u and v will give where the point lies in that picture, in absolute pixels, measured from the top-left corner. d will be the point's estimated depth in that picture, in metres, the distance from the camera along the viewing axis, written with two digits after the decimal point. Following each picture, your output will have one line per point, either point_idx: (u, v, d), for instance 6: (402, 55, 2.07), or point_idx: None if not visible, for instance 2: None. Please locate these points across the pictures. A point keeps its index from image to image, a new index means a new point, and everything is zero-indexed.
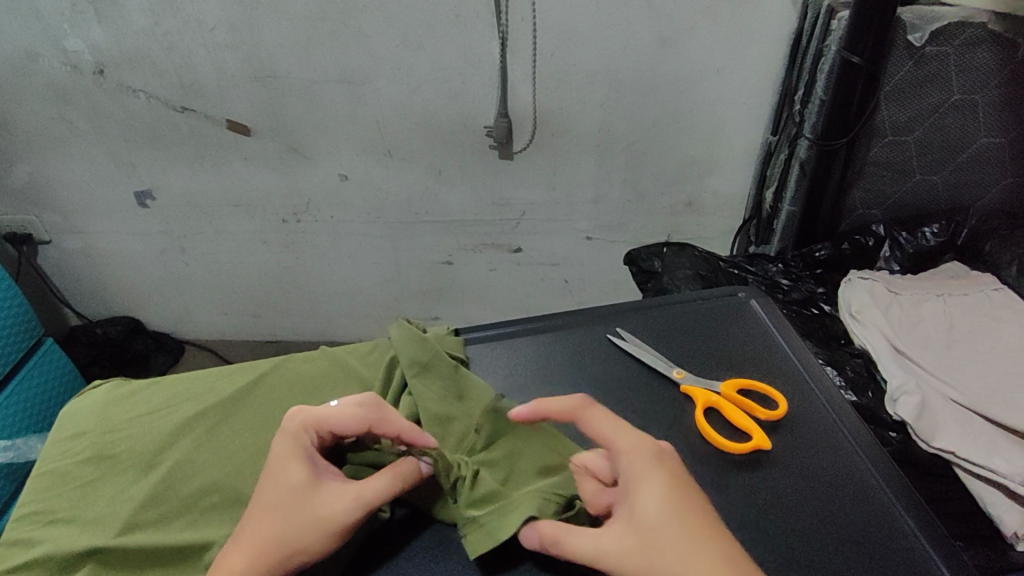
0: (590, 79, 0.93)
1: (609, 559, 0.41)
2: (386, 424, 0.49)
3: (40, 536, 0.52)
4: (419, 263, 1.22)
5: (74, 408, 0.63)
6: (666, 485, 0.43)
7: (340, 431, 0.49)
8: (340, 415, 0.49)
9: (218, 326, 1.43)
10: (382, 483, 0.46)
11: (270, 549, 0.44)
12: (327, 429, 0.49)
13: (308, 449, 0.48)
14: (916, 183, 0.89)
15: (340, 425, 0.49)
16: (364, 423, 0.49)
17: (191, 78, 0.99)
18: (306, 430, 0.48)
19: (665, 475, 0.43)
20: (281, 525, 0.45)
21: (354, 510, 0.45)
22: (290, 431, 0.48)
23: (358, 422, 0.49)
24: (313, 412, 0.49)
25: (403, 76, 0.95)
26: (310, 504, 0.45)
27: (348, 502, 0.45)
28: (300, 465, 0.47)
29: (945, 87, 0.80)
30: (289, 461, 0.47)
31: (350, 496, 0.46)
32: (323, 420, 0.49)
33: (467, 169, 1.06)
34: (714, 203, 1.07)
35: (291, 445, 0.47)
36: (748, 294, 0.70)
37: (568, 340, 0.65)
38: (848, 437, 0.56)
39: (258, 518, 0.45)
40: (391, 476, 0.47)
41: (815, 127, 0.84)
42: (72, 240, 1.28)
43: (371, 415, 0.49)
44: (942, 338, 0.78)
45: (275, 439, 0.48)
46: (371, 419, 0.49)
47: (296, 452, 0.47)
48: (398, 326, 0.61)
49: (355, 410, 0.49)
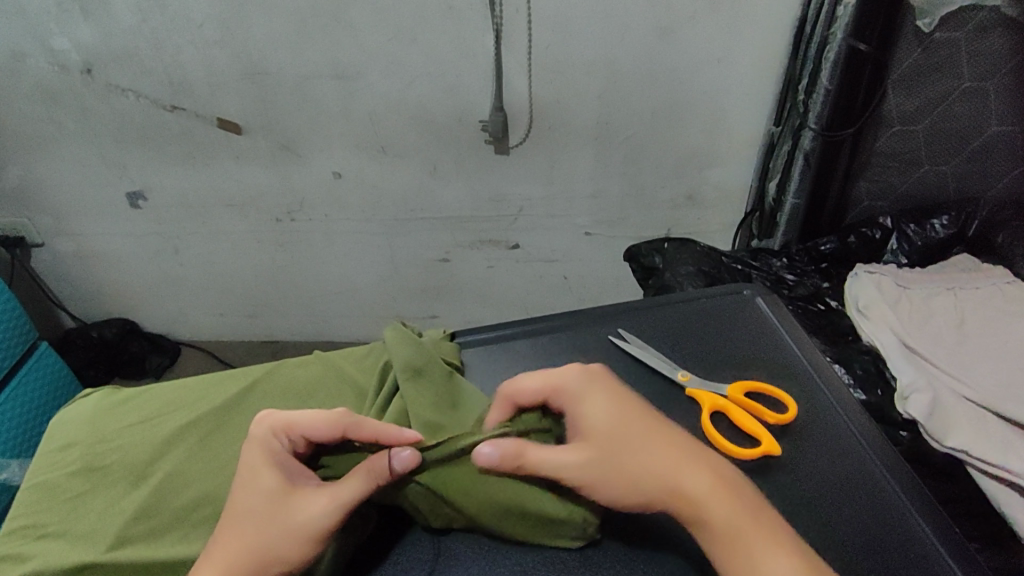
0: (588, 70, 0.91)
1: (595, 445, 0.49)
2: (360, 427, 0.47)
3: (30, 551, 0.50)
4: (416, 262, 1.20)
5: (62, 418, 0.61)
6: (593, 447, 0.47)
7: (313, 437, 0.47)
8: (313, 420, 0.47)
9: (215, 327, 1.41)
10: (354, 482, 0.44)
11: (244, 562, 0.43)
12: (298, 434, 0.47)
13: (278, 455, 0.46)
14: (923, 173, 0.87)
15: (311, 431, 0.47)
16: (335, 427, 0.46)
17: (180, 75, 0.97)
18: (275, 435, 0.47)
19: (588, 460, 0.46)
20: (252, 536, 0.44)
21: (328, 513, 0.43)
22: (259, 436, 0.47)
23: (330, 428, 0.46)
24: (283, 417, 0.48)
25: (396, 70, 0.93)
26: (284, 510, 0.44)
27: (317, 509, 0.44)
28: (271, 471, 0.45)
29: (955, 74, 0.78)
30: (259, 469, 0.45)
31: (318, 502, 0.44)
32: (293, 425, 0.47)
33: (464, 165, 1.03)
34: (716, 196, 1.05)
35: (261, 452, 0.46)
36: (753, 292, 0.68)
37: (567, 342, 0.63)
38: (860, 441, 0.53)
39: (232, 526, 0.44)
40: (358, 473, 0.44)
41: (820, 117, 0.82)
42: (64, 243, 1.25)
43: (345, 421, 0.47)
44: (953, 332, 0.76)
45: (246, 446, 0.47)
46: (344, 424, 0.46)
47: (266, 459, 0.46)
48: (393, 330, 0.59)
49: (328, 416, 0.47)
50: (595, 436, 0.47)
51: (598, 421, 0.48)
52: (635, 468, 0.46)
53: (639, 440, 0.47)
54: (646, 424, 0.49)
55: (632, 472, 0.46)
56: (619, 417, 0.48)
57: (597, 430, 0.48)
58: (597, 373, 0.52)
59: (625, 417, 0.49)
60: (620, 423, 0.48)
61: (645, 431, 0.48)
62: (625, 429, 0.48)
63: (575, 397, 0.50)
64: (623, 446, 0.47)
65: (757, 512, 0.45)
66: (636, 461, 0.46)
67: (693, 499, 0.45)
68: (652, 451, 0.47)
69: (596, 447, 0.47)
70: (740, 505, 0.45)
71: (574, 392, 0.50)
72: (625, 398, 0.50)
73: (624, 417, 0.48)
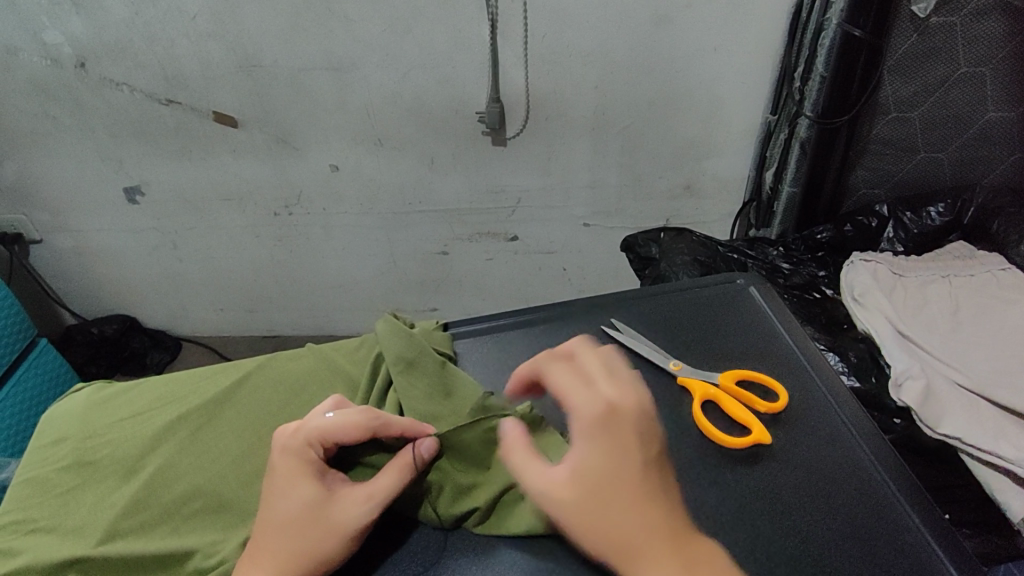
0: (583, 60, 0.90)
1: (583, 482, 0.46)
2: (389, 427, 0.48)
3: (22, 544, 0.50)
4: (414, 254, 1.20)
5: (54, 414, 0.61)
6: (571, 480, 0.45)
7: (345, 442, 0.47)
8: (345, 426, 0.47)
9: (215, 322, 1.42)
10: (390, 477, 0.46)
11: (292, 565, 0.43)
12: (331, 441, 0.47)
13: (314, 463, 0.46)
14: (920, 160, 0.86)
15: (343, 437, 0.47)
16: (366, 431, 0.47)
17: (174, 69, 0.97)
18: (310, 444, 0.47)
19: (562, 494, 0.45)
20: (297, 540, 0.44)
21: (370, 510, 0.45)
22: (293, 447, 0.46)
23: (362, 432, 0.47)
24: (314, 426, 0.47)
25: (391, 62, 0.93)
26: (325, 514, 0.44)
27: (360, 508, 0.45)
28: (308, 479, 0.46)
29: (951, 59, 0.77)
30: (295, 477, 0.46)
31: (361, 501, 0.45)
32: (327, 433, 0.47)
33: (460, 157, 1.03)
34: (713, 186, 1.05)
35: (297, 462, 0.46)
36: (746, 281, 0.68)
37: (559, 332, 0.63)
38: (851, 431, 0.54)
39: (270, 540, 0.44)
40: (396, 468, 0.46)
41: (816, 105, 0.81)
42: (63, 238, 1.26)
43: (373, 422, 0.47)
44: (948, 320, 0.76)
45: (277, 457, 0.47)
46: (374, 427, 0.47)
47: (302, 466, 0.46)
48: (385, 322, 0.59)
49: (358, 420, 0.47)
50: (580, 480, 0.45)
51: (586, 464, 0.45)
52: (607, 528, 0.43)
53: (626, 497, 0.44)
54: (639, 482, 0.45)
55: (605, 528, 0.43)
56: (614, 466, 0.45)
57: (586, 473, 0.45)
58: (618, 417, 0.49)
59: (620, 468, 0.45)
60: (612, 474, 0.44)
61: (635, 492, 0.44)
62: (618, 484, 0.44)
63: (580, 433, 0.47)
64: (595, 496, 0.44)
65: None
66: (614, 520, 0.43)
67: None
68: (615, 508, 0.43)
69: (578, 490, 0.44)
70: None
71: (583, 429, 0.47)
72: (630, 449, 0.46)
73: (618, 468, 0.45)
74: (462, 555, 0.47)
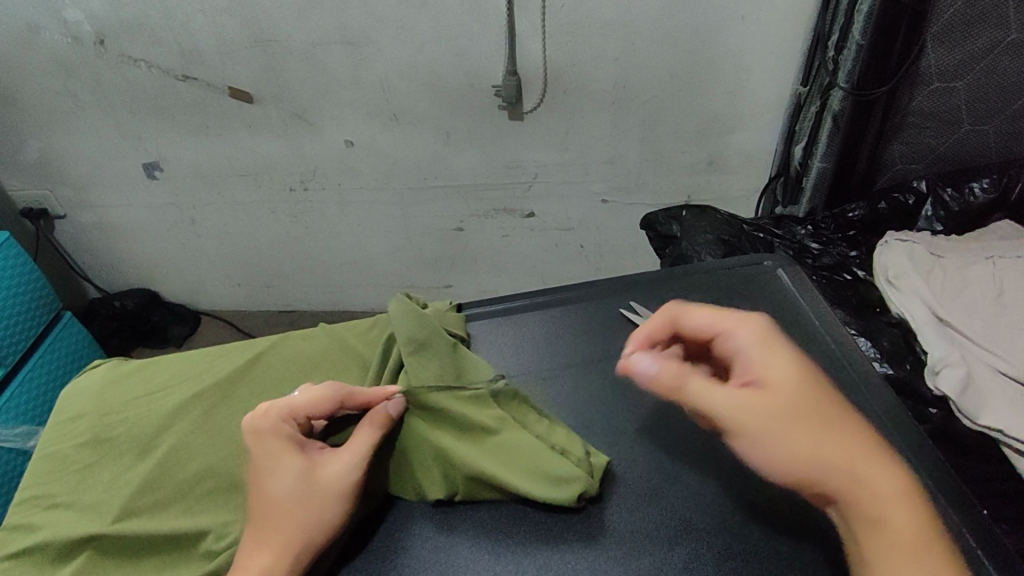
0: (606, 31, 0.86)
1: (738, 415, 0.40)
2: (354, 396, 0.48)
3: (41, 520, 0.50)
4: (430, 231, 1.18)
5: (72, 389, 0.60)
6: (781, 389, 0.41)
7: (316, 415, 0.47)
8: (312, 399, 0.47)
9: (233, 298, 1.42)
10: (366, 434, 0.46)
11: (295, 535, 0.42)
12: (301, 415, 0.47)
13: (291, 439, 0.46)
14: (964, 133, 0.82)
15: (312, 409, 0.47)
16: (333, 400, 0.47)
17: (189, 44, 0.95)
18: (283, 420, 0.46)
19: (772, 400, 0.40)
20: (295, 511, 0.43)
21: (357, 467, 0.45)
22: (266, 426, 0.45)
23: (331, 402, 0.47)
24: (281, 404, 0.47)
25: (406, 35, 0.90)
26: (316, 484, 0.44)
27: (348, 467, 0.44)
28: (291, 453, 0.45)
29: (1001, 25, 0.72)
30: (279, 454, 0.45)
31: (347, 462, 0.45)
32: (295, 408, 0.47)
33: (477, 132, 1.00)
34: (738, 160, 1.01)
35: (276, 439, 0.45)
36: (774, 263, 0.64)
37: (577, 314, 0.61)
38: (885, 423, 0.51)
39: (270, 517, 0.43)
40: (369, 424, 0.46)
41: (851, 75, 0.77)
42: (85, 215, 1.26)
43: (340, 392, 0.48)
44: (990, 303, 0.72)
45: (252, 440, 0.45)
46: (341, 395, 0.47)
47: (283, 442, 0.45)
48: (396, 302, 0.57)
49: (325, 392, 0.47)
50: (778, 394, 0.41)
51: (778, 379, 0.41)
52: (790, 445, 0.39)
53: (817, 413, 0.40)
54: (828, 402, 0.41)
55: (800, 447, 0.39)
56: (806, 383, 0.41)
57: (779, 386, 0.41)
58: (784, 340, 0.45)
59: (804, 387, 0.41)
60: (801, 391, 0.41)
61: (828, 411, 0.40)
62: (803, 401, 0.40)
63: (757, 349, 0.43)
64: (803, 408, 0.40)
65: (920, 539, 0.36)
66: (807, 437, 0.39)
67: (873, 508, 0.37)
68: (831, 425, 0.40)
69: (768, 402, 0.40)
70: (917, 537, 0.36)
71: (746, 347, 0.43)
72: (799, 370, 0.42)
73: (800, 387, 0.41)
74: (477, 544, 0.45)
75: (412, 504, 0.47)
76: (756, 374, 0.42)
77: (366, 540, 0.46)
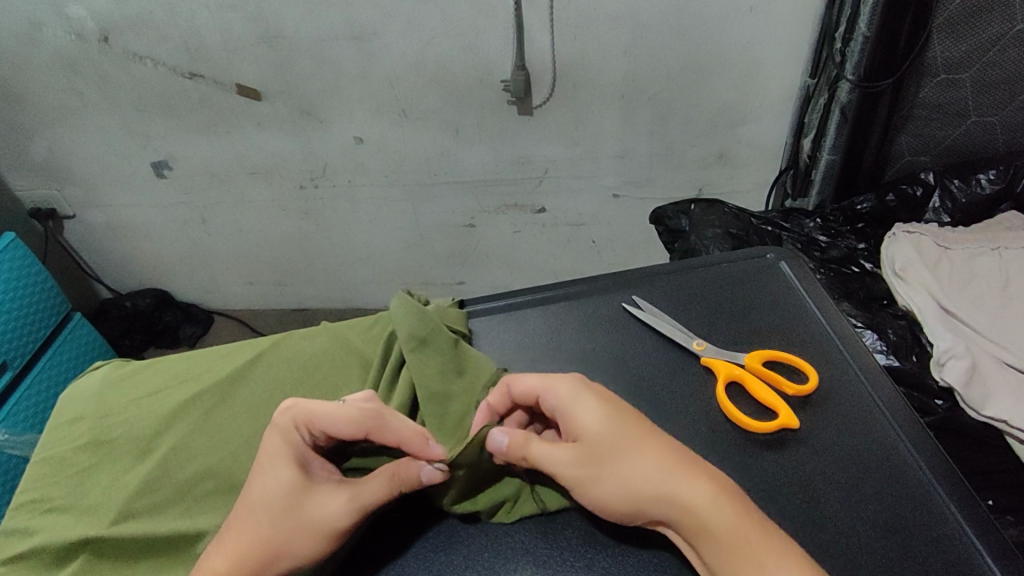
0: (613, 24, 0.86)
1: (570, 470, 0.43)
2: (384, 430, 0.45)
3: (39, 524, 0.51)
4: (441, 227, 1.18)
5: (73, 392, 0.61)
6: (604, 402, 0.45)
7: (334, 433, 0.45)
8: (335, 417, 0.45)
9: (246, 295, 1.43)
10: (377, 486, 0.43)
11: (254, 554, 0.42)
12: (319, 428, 0.45)
13: (297, 447, 0.45)
14: (971, 125, 0.81)
15: (332, 427, 0.45)
16: (356, 428, 0.44)
17: (195, 41, 0.95)
18: (296, 427, 0.45)
19: (603, 397, 0.45)
20: (266, 530, 0.43)
21: (346, 516, 0.43)
22: (281, 426, 0.45)
23: (354, 428, 0.44)
24: (304, 408, 0.46)
25: (414, 30, 0.90)
26: (300, 507, 0.43)
27: (337, 510, 0.43)
28: (289, 466, 0.44)
29: (1009, 16, 0.71)
30: (277, 459, 0.44)
31: (340, 503, 0.43)
32: (314, 419, 0.45)
33: (486, 127, 1.01)
34: (748, 154, 1.00)
35: (281, 443, 0.45)
36: (777, 256, 0.64)
37: (580, 310, 0.61)
38: (885, 414, 0.51)
39: (243, 518, 0.43)
40: (386, 477, 0.43)
41: (857, 66, 0.76)
42: (96, 214, 1.27)
43: (369, 421, 0.44)
44: (997, 295, 0.73)
45: (266, 432, 0.46)
46: (368, 427, 0.44)
47: (283, 449, 0.45)
48: (398, 299, 0.57)
49: (350, 415, 0.45)
50: (583, 435, 0.44)
51: (590, 422, 0.44)
52: (633, 472, 0.42)
53: (637, 437, 0.43)
54: (633, 424, 0.44)
55: (617, 480, 0.42)
56: (605, 421, 0.44)
57: (587, 431, 0.44)
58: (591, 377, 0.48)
59: (625, 420, 0.44)
60: (617, 428, 0.44)
61: (642, 430, 0.44)
62: (631, 425, 0.44)
63: (566, 400, 0.46)
64: (616, 437, 0.43)
65: (733, 513, 0.39)
66: (624, 464, 0.42)
67: (692, 510, 0.40)
68: (642, 444, 0.43)
69: (589, 449, 0.43)
70: (742, 520, 0.39)
71: (568, 391, 0.46)
72: (617, 403, 0.45)
73: (623, 420, 0.44)
74: (476, 544, 0.46)
75: (414, 503, 0.48)
76: (570, 430, 0.45)
77: (364, 541, 0.47)
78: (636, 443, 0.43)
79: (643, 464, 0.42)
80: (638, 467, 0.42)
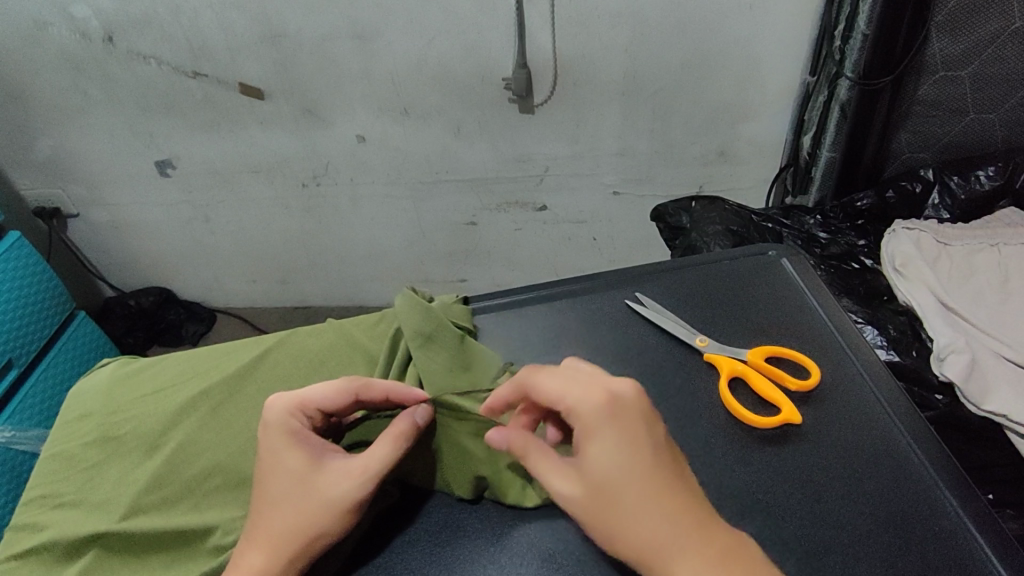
0: (614, 23, 0.87)
1: (567, 503, 0.41)
2: (370, 389, 0.47)
3: (49, 520, 0.51)
4: (443, 225, 1.19)
5: (79, 389, 0.61)
6: (624, 444, 0.40)
7: (328, 408, 0.47)
8: (325, 392, 0.47)
9: (248, 293, 1.44)
10: (382, 447, 0.44)
11: (287, 543, 0.42)
12: (313, 408, 0.47)
13: (299, 433, 0.46)
14: (970, 122, 0.81)
15: (325, 403, 0.46)
16: (347, 395, 0.46)
17: (198, 40, 0.96)
18: (291, 414, 0.46)
19: (625, 436, 0.40)
20: (292, 516, 0.43)
21: (363, 482, 0.43)
22: (275, 419, 0.46)
23: (344, 394, 0.46)
24: (292, 396, 0.47)
25: (416, 29, 0.90)
26: (317, 490, 0.44)
27: (354, 480, 0.43)
28: (296, 452, 0.45)
29: (1007, 13, 0.72)
30: (283, 450, 0.45)
31: (355, 473, 0.44)
32: (306, 400, 0.46)
33: (488, 125, 1.01)
34: (749, 151, 1.01)
35: (282, 434, 0.45)
36: (778, 252, 0.65)
37: (583, 306, 0.62)
38: (886, 410, 0.51)
39: (266, 513, 0.44)
40: (389, 437, 0.45)
41: (856, 65, 0.77)
42: (99, 212, 1.28)
43: (355, 384, 0.47)
44: (996, 291, 0.74)
45: (262, 432, 0.46)
46: (356, 389, 0.46)
47: (285, 439, 0.45)
48: (403, 296, 0.58)
49: (336, 385, 0.47)
50: (587, 476, 0.40)
51: (598, 468, 0.39)
52: (623, 534, 0.39)
53: (646, 497, 0.38)
54: (648, 478, 0.39)
55: (610, 535, 0.39)
56: (616, 471, 0.39)
57: (593, 474, 0.40)
58: (630, 400, 0.41)
59: (643, 470, 0.39)
60: (628, 483, 0.39)
61: (652, 487, 0.39)
62: (647, 479, 0.39)
63: (585, 430, 0.40)
64: (620, 491, 0.39)
65: None
66: (618, 521, 0.39)
67: None
68: (648, 508, 0.38)
69: (588, 494, 0.40)
70: None
71: (592, 422, 0.40)
72: (645, 446, 0.40)
73: (641, 471, 0.39)
74: (482, 538, 0.47)
75: (421, 498, 0.49)
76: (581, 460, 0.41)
77: (370, 536, 0.47)
78: (644, 505, 0.38)
79: (639, 532, 0.38)
80: (636, 535, 0.38)
